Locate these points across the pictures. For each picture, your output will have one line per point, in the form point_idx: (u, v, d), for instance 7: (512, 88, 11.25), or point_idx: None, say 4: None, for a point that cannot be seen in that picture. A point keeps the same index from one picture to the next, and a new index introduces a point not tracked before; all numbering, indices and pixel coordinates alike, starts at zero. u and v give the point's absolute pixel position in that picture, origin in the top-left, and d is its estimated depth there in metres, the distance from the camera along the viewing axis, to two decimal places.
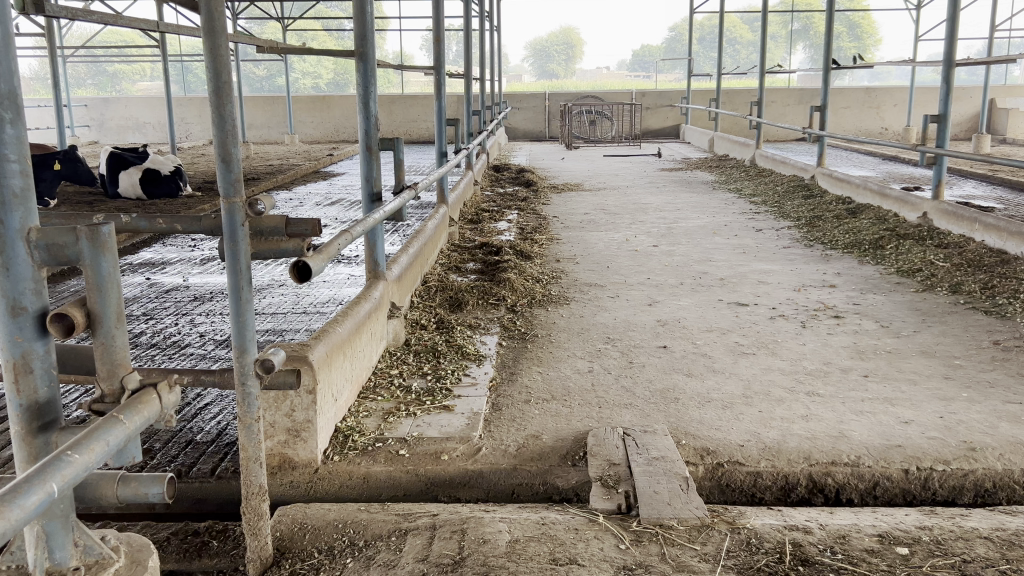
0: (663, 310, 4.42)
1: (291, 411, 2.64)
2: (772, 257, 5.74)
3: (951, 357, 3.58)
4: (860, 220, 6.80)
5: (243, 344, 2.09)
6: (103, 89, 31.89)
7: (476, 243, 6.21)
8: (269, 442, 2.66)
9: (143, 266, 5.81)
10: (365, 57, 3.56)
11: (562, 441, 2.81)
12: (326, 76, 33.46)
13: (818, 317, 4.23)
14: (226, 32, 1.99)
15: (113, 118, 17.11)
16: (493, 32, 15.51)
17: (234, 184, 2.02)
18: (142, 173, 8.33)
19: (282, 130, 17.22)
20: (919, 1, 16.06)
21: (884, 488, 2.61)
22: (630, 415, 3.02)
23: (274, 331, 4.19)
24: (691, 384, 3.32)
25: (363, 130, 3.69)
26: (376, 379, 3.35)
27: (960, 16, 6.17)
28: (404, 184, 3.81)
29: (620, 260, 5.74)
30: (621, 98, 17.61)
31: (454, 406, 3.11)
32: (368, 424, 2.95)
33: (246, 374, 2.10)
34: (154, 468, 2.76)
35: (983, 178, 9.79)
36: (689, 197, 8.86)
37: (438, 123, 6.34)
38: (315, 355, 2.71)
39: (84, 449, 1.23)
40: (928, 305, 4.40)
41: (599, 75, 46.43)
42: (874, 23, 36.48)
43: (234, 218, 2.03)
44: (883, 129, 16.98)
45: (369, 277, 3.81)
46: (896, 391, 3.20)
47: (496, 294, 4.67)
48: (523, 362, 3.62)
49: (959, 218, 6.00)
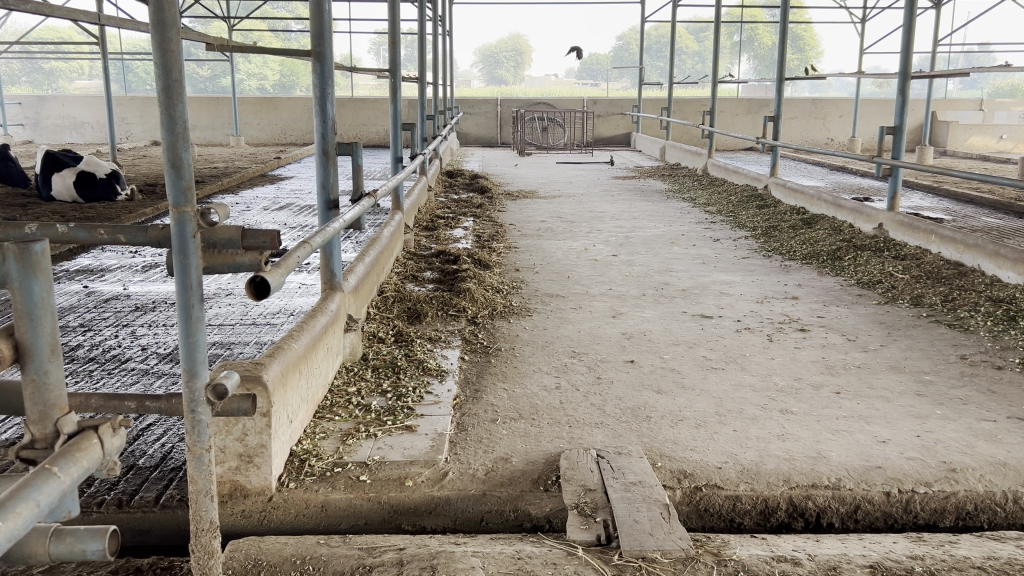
0: (628, 322, 4.31)
1: (243, 435, 2.46)
2: (733, 268, 5.69)
3: (920, 372, 3.54)
4: (816, 231, 6.81)
5: (193, 367, 1.92)
6: (39, 87, 30.92)
7: (432, 251, 6.04)
8: (220, 468, 2.48)
9: (80, 273, 5.51)
10: (322, 58, 3.40)
11: (533, 464, 2.67)
12: (271, 78, 32.90)
13: (784, 330, 4.17)
14: (178, 26, 1.80)
15: (48, 117, 16.50)
16: (444, 36, 15.35)
17: (185, 192, 1.85)
18: (76, 175, 7.98)
19: (227, 133, 16.80)
20: (864, 15, 16.36)
21: (865, 512, 2.53)
22: (601, 435, 2.89)
23: (222, 344, 3.98)
24: (662, 402, 3.20)
25: (319, 133, 3.49)
26: (333, 398, 3.17)
27: (916, 28, 6.22)
28: (362, 191, 3.64)
29: (580, 270, 5.63)
30: (573, 105, 17.61)
31: (417, 426, 2.95)
32: (326, 447, 2.77)
33: (196, 401, 1.93)
34: (91, 496, 2.54)
35: (930, 189, 9.96)
36: (644, 206, 8.81)
37: (394, 127, 6.16)
38: (270, 375, 2.52)
39: (7, 513, 1.06)
40: (891, 318, 4.37)
41: (548, 82, 46.53)
42: (816, 37, 37.24)
43: (183, 229, 1.84)
44: (829, 139, 17.25)
45: (325, 289, 3.63)
46: (871, 409, 3.14)
47: (455, 305, 4.52)
48: (487, 378, 3.48)
49: (915, 230, 6.03)
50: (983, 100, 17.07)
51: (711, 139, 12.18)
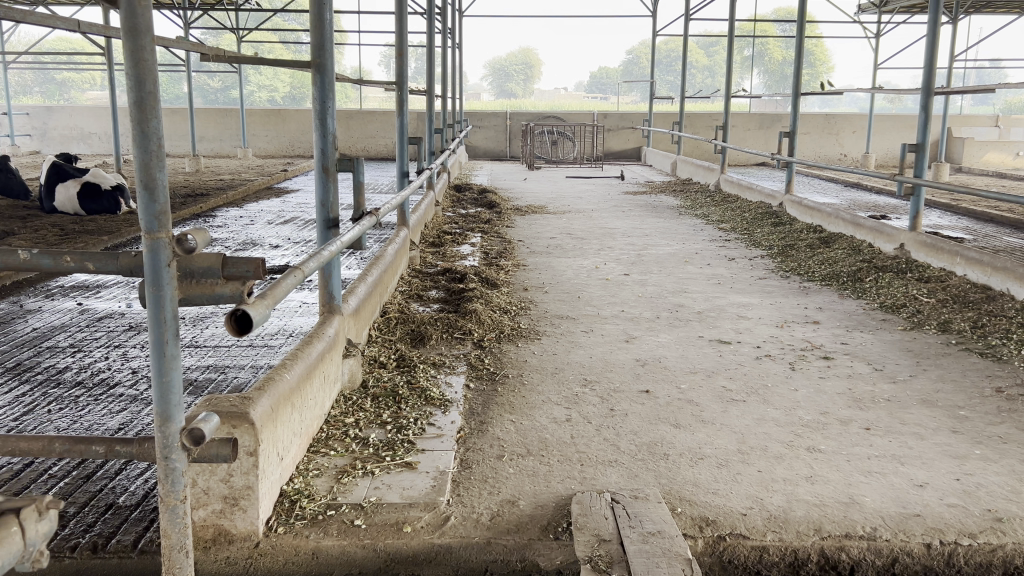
0: (641, 348, 4.11)
1: (228, 476, 2.27)
2: (749, 289, 5.48)
3: (954, 407, 3.32)
4: (834, 251, 6.60)
5: (166, 411, 1.73)
6: (51, 97, 31.20)
7: (438, 269, 5.85)
8: (203, 512, 2.28)
9: (75, 289, 5.34)
10: (322, 68, 3.23)
11: (542, 508, 2.47)
12: (282, 89, 32.98)
13: (807, 358, 3.96)
14: (152, 33, 1.62)
15: (56, 127, 16.43)
16: (454, 49, 15.20)
17: (159, 217, 1.66)
18: (79, 186, 7.86)
19: (235, 144, 16.70)
20: (877, 30, 16.15)
21: (904, 565, 2.31)
22: (616, 475, 2.69)
23: (215, 368, 3.79)
24: (680, 437, 3.00)
25: (318, 148, 3.31)
26: (329, 430, 2.98)
27: (939, 44, 6.01)
28: (364, 210, 3.45)
29: (591, 289, 5.44)
30: (583, 118, 17.44)
31: (417, 463, 2.75)
32: (319, 486, 2.58)
33: (170, 447, 1.74)
34: (65, 539, 2.36)
35: (948, 207, 9.73)
36: (656, 223, 8.62)
37: (401, 141, 5.98)
38: (258, 411, 2.33)
39: None
40: (919, 346, 4.15)
41: (559, 96, 46.45)
42: (826, 52, 37.15)
43: (157, 258, 1.66)
44: (842, 155, 17.05)
45: (323, 311, 3.43)
46: (904, 448, 2.92)
47: (461, 328, 4.32)
48: (493, 409, 3.27)
49: (938, 251, 5.81)
50: (998, 116, 16.84)
51: (724, 154, 11.98)
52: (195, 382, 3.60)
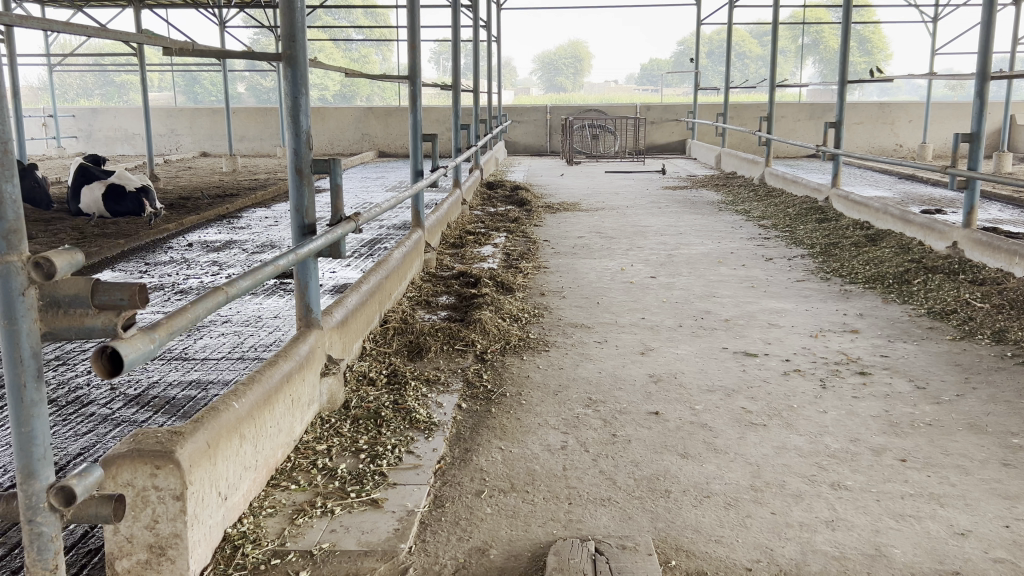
0: (657, 361, 3.77)
1: (154, 523, 2.00)
2: (784, 293, 5.07)
3: (1007, 434, 2.90)
4: (881, 250, 6.14)
5: (29, 467, 1.46)
6: (109, 99, 32.06)
7: (453, 272, 5.56)
8: (126, 563, 2.00)
9: None
10: (292, 61, 2.93)
11: (515, 560, 2.16)
12: (332, 86, 32.99)
13: (841, 373, 3.57)
14: None
15: (101, 129, 16.52)
16: (491, 42, 14.91)
17: (10, 236, 1.38)
18: (104, 188, 7.76)
19: (275, 143, 16.65)
20: (935, 13, 15.34)
21: None
22: (606, 518, 2.36)
23: (197, 384, 3.55)
24: (686, 470, 2.66)
25: (290, 149, 3.03)
26: (295, 460, 2.70)
27: (995, 23, 5.51)
28: (344, 216, 3.17)
29: (612, 294, 5.10)
30: (625, 111, 17.00)
31: (384, 500, 2.46)
32: (269, 529, 2.30)
33: (35, 508, 1.47)
34: None
35: (1010, 200, 9.11)
36: (693, 220, 8.21)
37: (414, 138, 5.67)
38: (187, 450, 2.05)
39: None
40: (969, 359, 3.73)
41: (608, 89, 45.87)
42: (884, 40, 36.03)
43: (9, 284, 1.39)
44: (897, 145, 16.33)
45: (301, 326, 3.14)
46: (945, 486, 2.53)
47: (464, 339, 4.01)
48: (483, 433, 2.97)
49: (995, 250, 5.31)
50: None
51: (770, 145, 11.46)
52: (171, 401, 3.35)
